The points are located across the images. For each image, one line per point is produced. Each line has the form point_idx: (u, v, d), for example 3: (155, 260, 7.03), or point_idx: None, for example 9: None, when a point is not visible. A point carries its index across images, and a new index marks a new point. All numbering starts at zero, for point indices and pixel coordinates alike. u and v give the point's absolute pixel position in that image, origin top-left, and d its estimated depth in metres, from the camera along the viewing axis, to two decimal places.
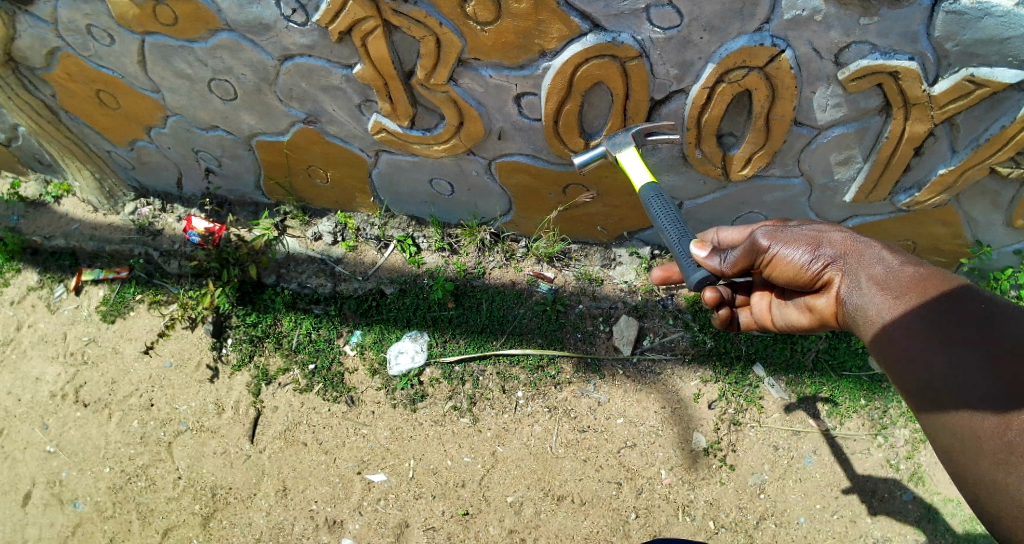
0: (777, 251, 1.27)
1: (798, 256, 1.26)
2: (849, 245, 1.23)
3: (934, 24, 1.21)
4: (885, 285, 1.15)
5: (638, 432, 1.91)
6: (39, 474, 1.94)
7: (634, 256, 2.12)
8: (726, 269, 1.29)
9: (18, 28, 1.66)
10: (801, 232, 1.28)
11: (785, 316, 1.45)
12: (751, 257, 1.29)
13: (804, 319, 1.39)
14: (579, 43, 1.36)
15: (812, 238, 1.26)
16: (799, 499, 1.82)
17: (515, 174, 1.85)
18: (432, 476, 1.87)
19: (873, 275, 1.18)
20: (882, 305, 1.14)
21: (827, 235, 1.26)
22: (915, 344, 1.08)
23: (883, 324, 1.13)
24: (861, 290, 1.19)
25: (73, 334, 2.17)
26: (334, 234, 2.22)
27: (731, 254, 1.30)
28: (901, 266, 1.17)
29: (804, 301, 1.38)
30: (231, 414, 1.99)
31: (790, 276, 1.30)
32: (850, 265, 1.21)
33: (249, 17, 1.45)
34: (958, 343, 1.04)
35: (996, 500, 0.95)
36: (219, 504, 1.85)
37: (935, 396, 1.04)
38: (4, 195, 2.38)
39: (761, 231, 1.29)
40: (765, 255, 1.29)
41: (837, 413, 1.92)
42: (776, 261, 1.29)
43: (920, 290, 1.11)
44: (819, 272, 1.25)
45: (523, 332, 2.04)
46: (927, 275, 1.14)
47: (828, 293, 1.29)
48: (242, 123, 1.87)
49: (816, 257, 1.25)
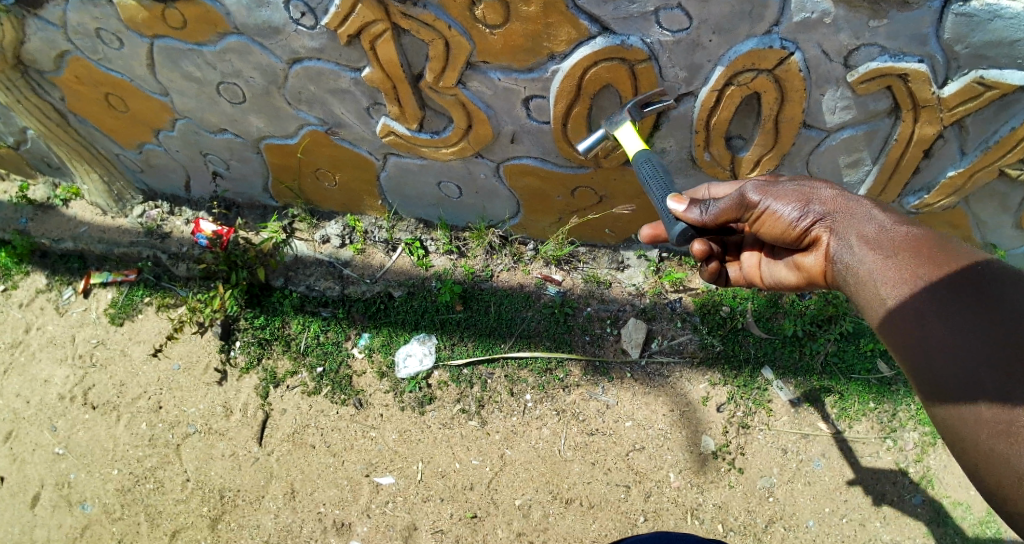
0: (767, 206, 1.25)
1: (787, 212, 1.24)
2: (839, 202, 1.23)
3: (943, 26, 1.20)
4: (876, 244, 1.15)
5: (647, 435, 1.90)
6: (48, 476, 1.95)
7: (643, 259, 2.13)
8: (707, 221, 1.27)
9: (27, 32, 1.66)
10: (792, 187, 1.26)
11: (773, 274, 1.43)
12: (738, 211, 1.27)
13: (791, 277, 1.38)
14: (588, 47, 1.35)
15: (803, 194, 1.24)
16: (808, 502, 1.82)
17: (524, 177, 1.85)
18: (440, 478, 1.87)
19: (864, 234, 1.17)
20: (873, 265, 1.13)
21: (817, 192, 1.25)
22: (920, 331, 1.03)
23: (877, 288, 1.12)
24: (851, 249, 1.18)
25: (82, 336, 2.18)
26: (342, 236, 2.23)
27: (715, 205, 1.27)
28: (894, 226, 1.16)
29: (791, 259, 1.36)
30: (240, 416, 1.99)
31: (778, 232, 1.28)
32: (841, 222, 1.21)
33: (258, 21, 1.45)
34: (964, 334, 0.98)
35: (997, 471, 0.92)
36: (228, 506, 1.85)
37: (936, 383, 0.99)
38: (13, 197, 2.39)
39: (751, 186, 1.26)
40: (754, 210, 1.27)
41: (846, 415, 1.91)
42: (764, 216, 1.27)
43: (913, 251, 1.11)
44: (807, 229, 1.24)
45: (532, 335, 2.04)
46: (924, 239, 1.12)
47: (816, 250, 1.27)
48: (250, 126, 1.88)
49: (805, 213, 1.23)
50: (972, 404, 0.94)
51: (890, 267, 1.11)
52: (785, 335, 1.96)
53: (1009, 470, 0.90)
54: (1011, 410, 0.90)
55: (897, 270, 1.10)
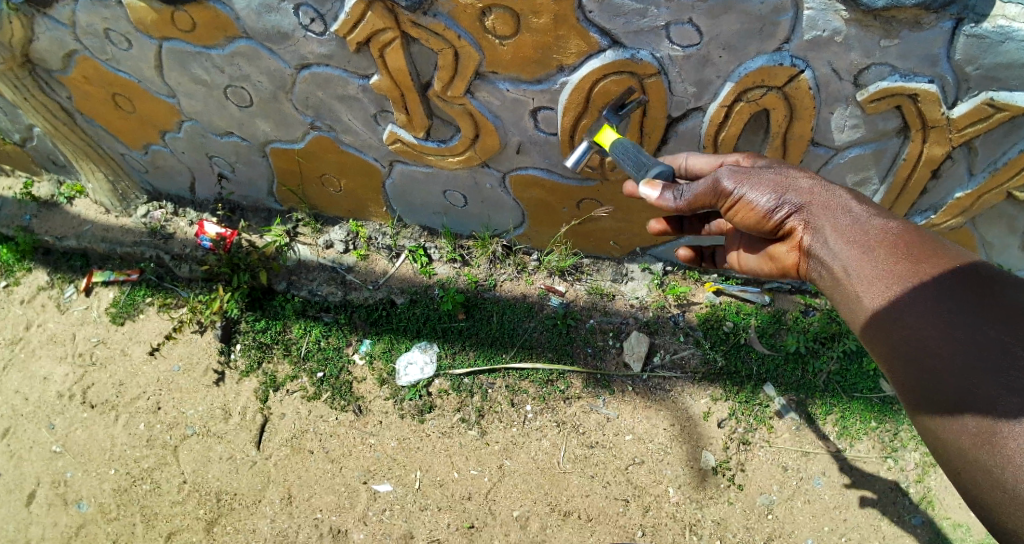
0: (741, 196, 1.18)
1: (761, 203, 1.17)
2: (813, 192, 1.16)
3: (955, 47, 1.20)
4: (851, 240, 1.10)
5: (647, 449, 1.89)
6: (44, 473, 1.94)
7: (646, 272, 2.12)
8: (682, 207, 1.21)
9: (36, 30, 1.66)
10: (766, 175, 1.18)
11: (749, 259, 1.40)
12: (712, 198, 1.20)
13: (764, 264, 1.35)
14: (598, 59, 1.35)
15: (778, 185, 1.17)
16: (807, 520, 1.81)
17: (530, 188, 1.85)
18: (438, 488, 1.86)
19: (838, 228, 1.12)
20: (848, 261, 1.09)
21: (793, 181, 1.18)
22: (907, 333, 1.00)
23: (853, 287, 1.09)
24: (827, 243, 1.13)
25: (82, 335, 2.18)
26: (346, 242, 2.23)
27: (690, 189, 1.21)
28: (870, 219, 1.11)
29: (765, 247, 1.33)
30: (238, 419, 1.98)
31: (749, 224, 1.21)
32: (817, 215, 1.15)
33: (268, 25, 1.45)
34: (952, 334, 0.96)
35: (977, 477, 0.90)
36: (224, 509, 1.85)
37: (924, 390, 0.97)
38: (18, 194, 2.40)
39: (725, 173, 1.19)
40: (727, 200, 1.20)
41: (848, 434, 1.90)
42: (737, 207, 1.19)
43: (890, 246, 1.07)
44: (781, 221, 1.18)
45: (534, 346, 2.03)
46: (902, 234, 1.08)
47: (788, 240, 1.23)
48: (257, 130, 1.88)
49: (779, 206, 1.17)
50: (959, 413, 0.91)
51: (867, 264, 1.07)
52: (788, 352, 1.97)
53: (989, 481, 0.88)
54: (997, 422, 0.87)
55: (873, 267, 1.07)
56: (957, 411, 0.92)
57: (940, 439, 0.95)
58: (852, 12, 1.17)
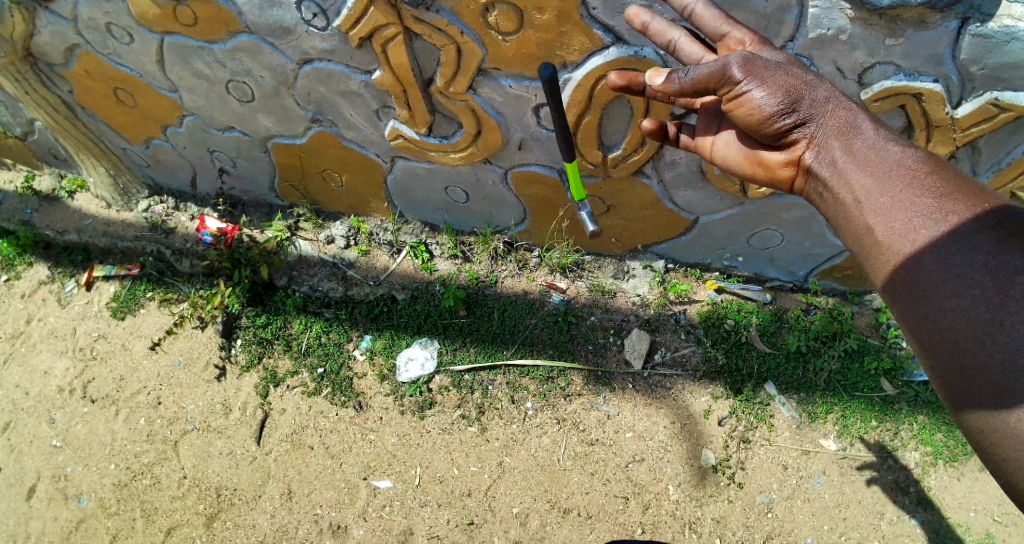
0: (750, 90, 1.08)
1: (771, 102, 1.10)
2: (828, 105, 1.12)
3: (960, 46, 1.19)
4: (865, 166, 1.11)
5: (647, 447, 1.89)
6: (44, 468, 1.95)
7: (648, 269, 2.11)
8: (684, 89, 1.11)
9: (38, 25, 1.65)
10: (782, 72, 1.09)
11: (722, 153, 1.34)
12: (718, 83, 1.10)
13: (744, 164, 1.30)
14: (601, 56, 1.34)
15: (794, 89, 1.10)
16: (807, 519, 1.81)
17: (532, 185, 1.85)
18: (438, 484, 1.86)
19: (852, 149, 1.11)
20: (865, 188, 1.11)
21: (809, 88, 1.11)
22: (931, 304, 1.00)
23: (864, 218, 1.11)
24: (838, 166, 1.13)
25: (83, 329, 2.17)
26: (347, 238, 2.24)
27: (695, 70, 1.09)
28: (886, 144, 1.10)
29: (751, 147, 1.27)
30: (238, 415, 1.98)
31: (749, 119, 1.15)
32: (827, 132, 1.13)
33: (270, 20, 1.45)
34: (983, 317, 0.94)
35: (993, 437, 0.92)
36: (224, 504, 1.85)
37: (941, 351, 0.98)
38: (19, 188, 2.40)
39: (739, 59, 1.06)
40: (733, 88, 1.10)
41: (848, 433, 1.90)
42: (742, 100, 1.10)
43: (905, 173, 1.08)
44: (786, 127, 1.14)
45: (534, 342, 2.03)
46: (925, 163, 1.08)
47: (784, 149, 1.22)
48: (259, 125, 1.87)
49: (787, 113, 1.12)
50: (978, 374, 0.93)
51: (883, 194, 1.09)
52: (789, 351, 1.97)
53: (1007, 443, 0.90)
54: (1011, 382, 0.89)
55: (890, 197, 1.08)
56: (975, 374, 0.94)
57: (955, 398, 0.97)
58: (857, 10, 1.16)
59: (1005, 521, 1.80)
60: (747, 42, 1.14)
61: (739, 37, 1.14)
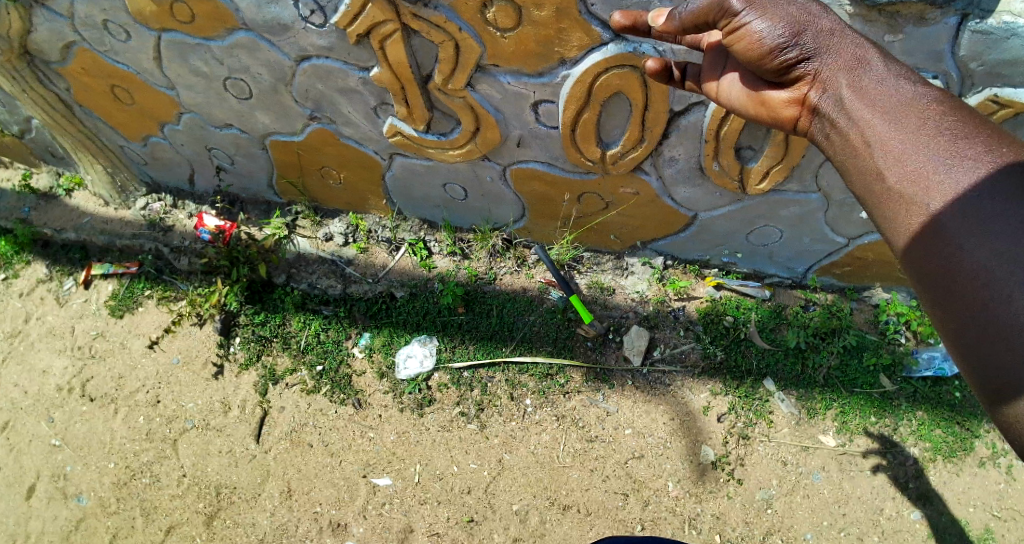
0: (749, 21, 1.03)
1: (771, 35, 1.04)
2: (833, 37, 1.04)
3: (960, 43, 1.19)
4: (874, 103, 1.01)
5: (646, 443, 1.89)
6: (44, 466, 1.94)
7: (647, 266, 2.11)
8: (685, 25, 1.07)
9: (35, 22, 1.65)
10: (784, 3, 1.04)
11: (721, 95, 1.23)
12: (716, 15, 1.06)
13: (744, 106, 1.21)
14: (599, 53, 1.34)
15: (797, 20, 1.04)
16: (806, 515, 1.81)
17: (531, 182, 1.85)
18: (437, 482, 1.86)
19: (861, 89, 1.03)
20: (876, 131, 1.00)
21: (813, 20, 1.04)
22: (943, 263, 0.90)
23: (873, 161, 1.01)
24: (846, 109, 1.04)
25: (81, 328, 2.17)
26: (346, 235, 2.23)
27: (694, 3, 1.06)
28: (898, 83, 1.01)
29: (754, 88, 1.18)
30: (237, 413, 1.98)
31: (748, 54, 1.08)
32: (833, 66, 1.05)
33: (268, 17, 1.44)
34: (991, 290, 0.83)
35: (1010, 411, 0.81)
36: (223, 503, 1.85)
37: (956, 313, 0.87)
38: (16, 186, 2.39)
39: None
40: (732, 20, 1.05)
41: (847, 429, 1.90)
42: (742, 32, 1.05)
43: (919, 113, 0.98)
44: (788, 62, 1.07)
45: (533, 339, 2.03)
46: (940, 101, 0.98)
47: (788, 89, 1.13)
48: (257, 123, 1.87)
49: (791, 44, 1.05)
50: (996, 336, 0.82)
51: (896, 133, 0.98)
52: (788, 347, 1.97)
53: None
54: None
55: (903, 138, 0.97)
56: (992, 334, 0.83)
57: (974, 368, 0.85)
58: (857, 7, 1.16)
59: (1004, 516, 1.80)
60: None
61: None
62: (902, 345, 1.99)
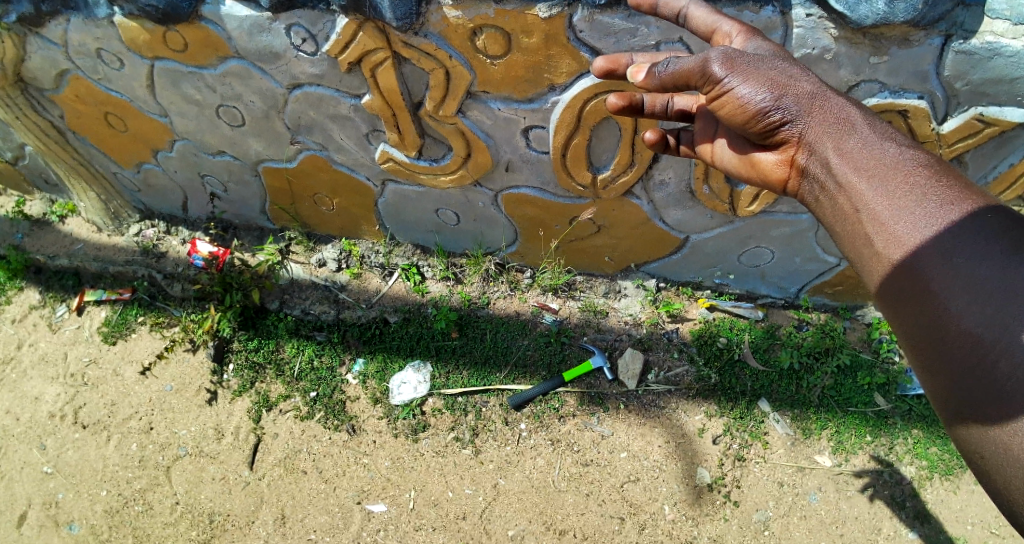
0: (731, 87, 1.04)
1: (755, 100, 1.04)
2: (815, 101, 1.05)
3: (943, 64, 1.21)
4: (860, 168, 1.01)
5: (641, 466, 1.89)
6: (36, 495, 1.92)
7: (640, 288, 2.12)
8: (667, 84, 1.08)
9: (28, 50, 1.65)
10: (766, 66, 1.04)
11: (716, 156, 1.28)
12: (699, 80, 1.06)
13: (737, 167, 1.24)
14: (588, 79, 1.35)
15: (779, 83, 1.04)
16: (803, 536, 1.80)
17: (523, 206, 1.85)
18: (432, 508, 1.84)
19: (847, 151, 1.03)
20: (866, 198, 1.00)
21: (794, 82, 1.05)
22: (922, 298, 0.92)
23: (863, 228, 1.01)
24: (835, 171, 1.04)
25: (74, 354, 2.16)
26: (339, 260, 2.22)
27: (675, 63, 1.06)
28: (884, 145, 1.02)
29: (744, 151, 1.21)
30: (231, 440, 1.97)
31: (734, 118, 1.09)
32: (818, 129, 1.05)
33: (260, 45, 1.45)
34: (980, 318, 0.85)
35: (985, 452, 0.84)
36: (217, 531, 1.83)
37: (932, 346, 0.91)
38: (10, 213, 2.40)
39: (720, 55, 1.03)
40: (714, 86, 1.06)
41: (843, 449, 1.90)
42: (725, 98, 1.06)
43: (904, 179, 0.98)
44: (774, 125, 1.08)
45: (526, 364, 2.04)
46: (926, 165, 0.99)
47: (777, 151, 1.15)
48: (250, 149, 1.87)
49: (774, 108, 1.05)
50: (972, 373, 0.85)
51: (881, 200, 0.99)
52: (782, 368, 1.97)
53: (989, 449, 0.83)
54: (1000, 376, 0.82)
55: (890, 202, 0.98)
56: (968, 368, 0.86)
57: (951, 400, 0.88)
58: (841, 30, 1.17)
59: (1004, 533, 1.80)
60: (734, 34, 1.11)
61: (726, 31, 1.12)
62: (896, 364, 2.01)
